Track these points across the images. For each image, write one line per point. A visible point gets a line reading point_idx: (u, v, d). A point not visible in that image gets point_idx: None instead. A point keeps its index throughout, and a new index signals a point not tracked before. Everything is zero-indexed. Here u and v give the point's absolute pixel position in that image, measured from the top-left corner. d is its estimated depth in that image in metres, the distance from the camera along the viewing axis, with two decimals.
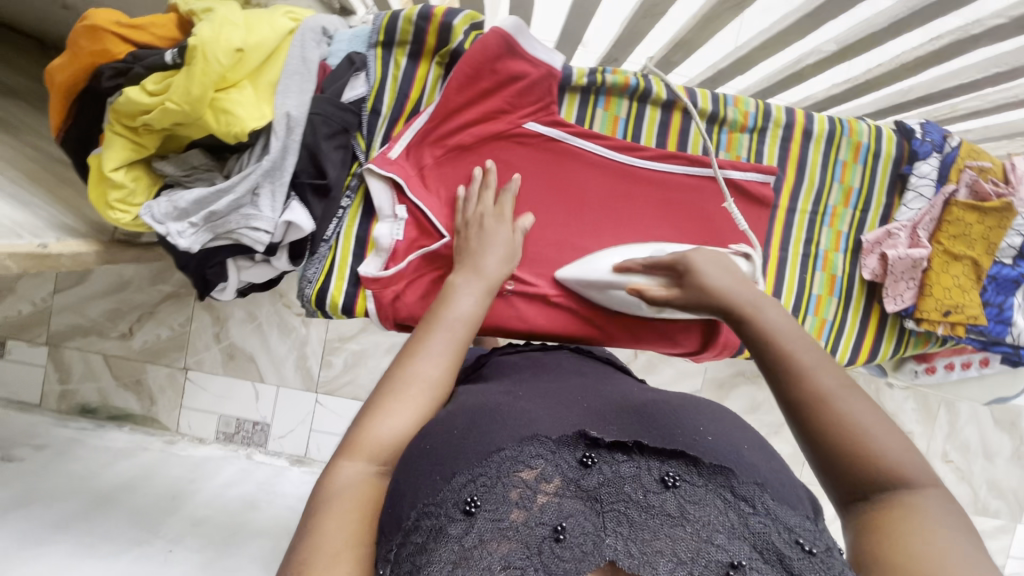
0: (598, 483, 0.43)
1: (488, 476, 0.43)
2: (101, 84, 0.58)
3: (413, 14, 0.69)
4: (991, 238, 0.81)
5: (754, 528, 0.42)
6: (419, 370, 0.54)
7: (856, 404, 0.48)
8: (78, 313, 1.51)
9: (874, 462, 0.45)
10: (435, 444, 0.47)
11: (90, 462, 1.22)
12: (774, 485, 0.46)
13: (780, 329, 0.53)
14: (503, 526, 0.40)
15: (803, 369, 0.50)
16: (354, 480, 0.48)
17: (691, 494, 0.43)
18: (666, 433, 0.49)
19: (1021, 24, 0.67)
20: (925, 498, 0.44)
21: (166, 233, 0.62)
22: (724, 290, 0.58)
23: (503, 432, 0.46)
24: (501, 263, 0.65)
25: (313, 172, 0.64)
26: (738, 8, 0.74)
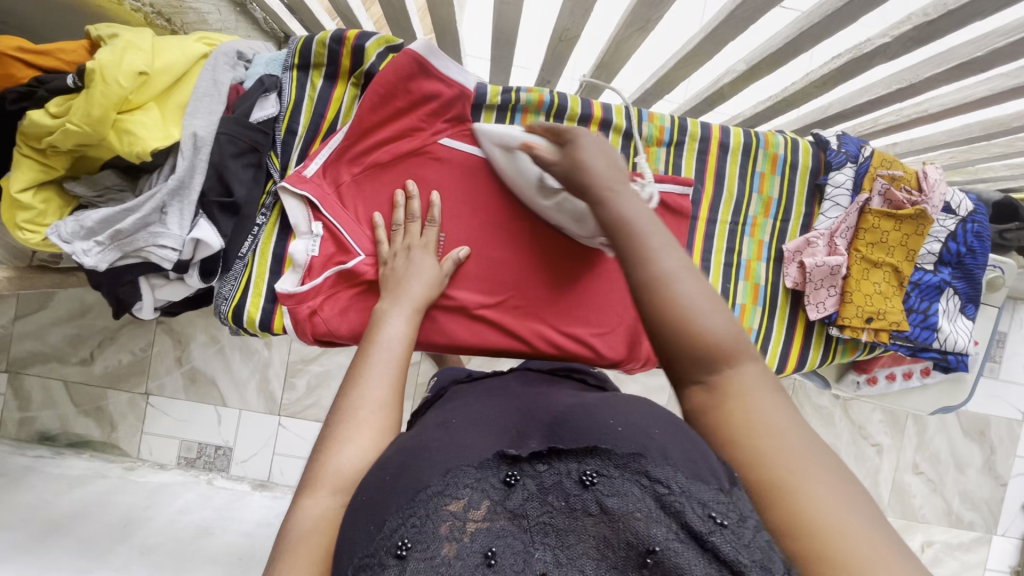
0: (525, 500, 0.37)
1: (417, 516, 0.37)
2: (5, 107, 0.60)
3: (327, 37, 0.71)
4: (909, 245, 0.82)
5: (672, 510, 0.36)
6: (366, 394, 0.53)
7: (687, 283, 0.47)
8: (38, 340, 1.50)
9: (704, 346, 0.46)
10: (371, 492, 0.43)
11: (41, 490, 1.20)
12: (699, 463, 0.39)
13: (632, 215, 0.51)
14: (436, 564, 0.34)
15: (648, 252, 0.48)
16: (318, 519, 0.45)
17: (610, 488, 0.37)
18: (568, 434, 0.42)
19: (905, 45, 0.68)
20: (745, 374, 0.46)
21: (71, 253, 0.62)
22: (591, 171, 0.56)
23: (431, 466, 0.41)
24: (425, 288, 0.67)
25: (222, 191, 0.66)
26: (642, 32, 0.77)
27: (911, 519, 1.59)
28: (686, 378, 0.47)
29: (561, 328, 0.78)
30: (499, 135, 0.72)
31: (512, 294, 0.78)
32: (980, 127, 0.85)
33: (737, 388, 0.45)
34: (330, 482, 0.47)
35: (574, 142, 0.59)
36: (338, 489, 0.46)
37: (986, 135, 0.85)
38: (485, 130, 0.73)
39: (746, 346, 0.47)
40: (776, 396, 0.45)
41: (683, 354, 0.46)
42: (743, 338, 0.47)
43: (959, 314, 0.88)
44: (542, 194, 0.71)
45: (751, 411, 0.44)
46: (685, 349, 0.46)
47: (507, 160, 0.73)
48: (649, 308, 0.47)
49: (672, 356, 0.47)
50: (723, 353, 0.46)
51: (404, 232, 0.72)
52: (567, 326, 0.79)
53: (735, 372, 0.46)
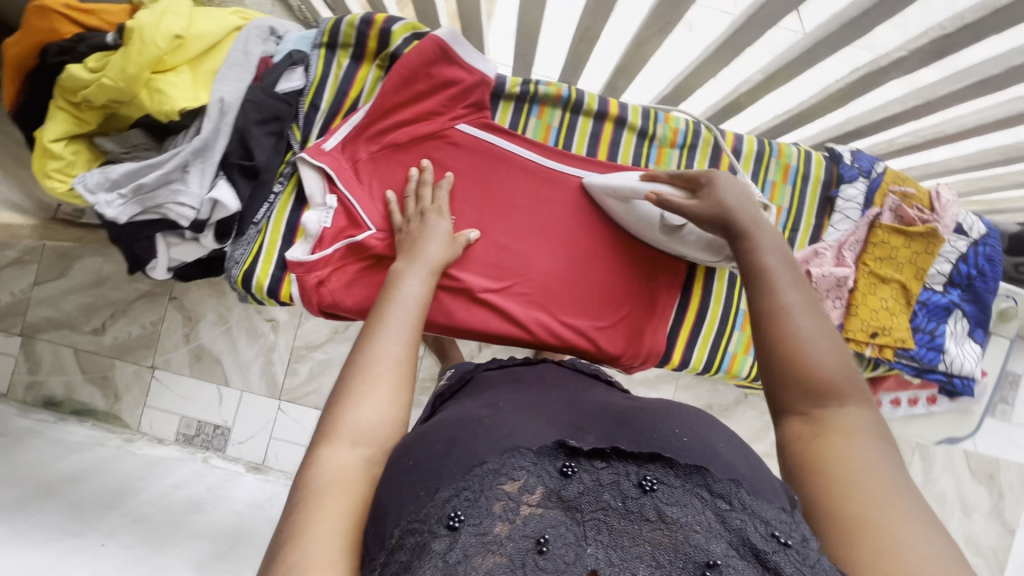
0: (581, 492, 0.39)
1: (471, 490, 0.38)
2: (48, 60, 0.63)
3: (356, 19, 0.74)
4: (919, 263, 0.82)
5: (731, 525, 0.38)
6: (381, 349, 0.54)
7: (806, 320, 0.53)
8: (53, 305, 1.54)
9: (810, 375, 0.50)
10: (419, 459, 0.44)
11: (42, 453, 1.21)
12: (758, 484, 0.42)
13: (764, 251, 0.58)
14: (488, 540, 0.35)
15: (776, 284, 0.55)
16: (336, 470, 0.46)
17: (670, 497, 0.39)
18: (631, 437, 0.45)
19: (921, 58, 0.69)
20: (849, 416, 0.48)
21: (95, 203, 0.64)
22: (734, 209, 0.60)
23: (484, 444, 0.43)
24: (442, 251, 0.67)
25: (243, 154, 0.69)
26: (664, 33, 0.79)
27: None
28: (789, 409, 0.50)
29: (563, 320, 0.79)
30: (611, 186, 0.74)
31: (518, 281, 0.78)
32: (996, 153, 0.84)
33: (841, 427, 0.47)
34: (347, 434, 0.48)
35: (714, 183, 0.63)
36: (357, 442, 0.48)
37: (1003, 159, 0.83)
38: (596, 184, 0.77)
39: (861, 394, 0.50)
40: (881, 441, 0.46)
41: (792, 379, 0.50)
42: (859, 386, 0.50)
43: (966, 338, 0.88)
44: (664, 232, 0.73)
45: (853, 448, 0.45)
46: (797, 379, 0.50)
47: (626, 209, 0.75)
48: (765, 338, 0.53)
49: (782, 382, 0.51)
50: (836, 391, 0.49)
51: (416, 195, 0.73)
52: (568, 318, 0.79)
53: (843, 411, 0.48)
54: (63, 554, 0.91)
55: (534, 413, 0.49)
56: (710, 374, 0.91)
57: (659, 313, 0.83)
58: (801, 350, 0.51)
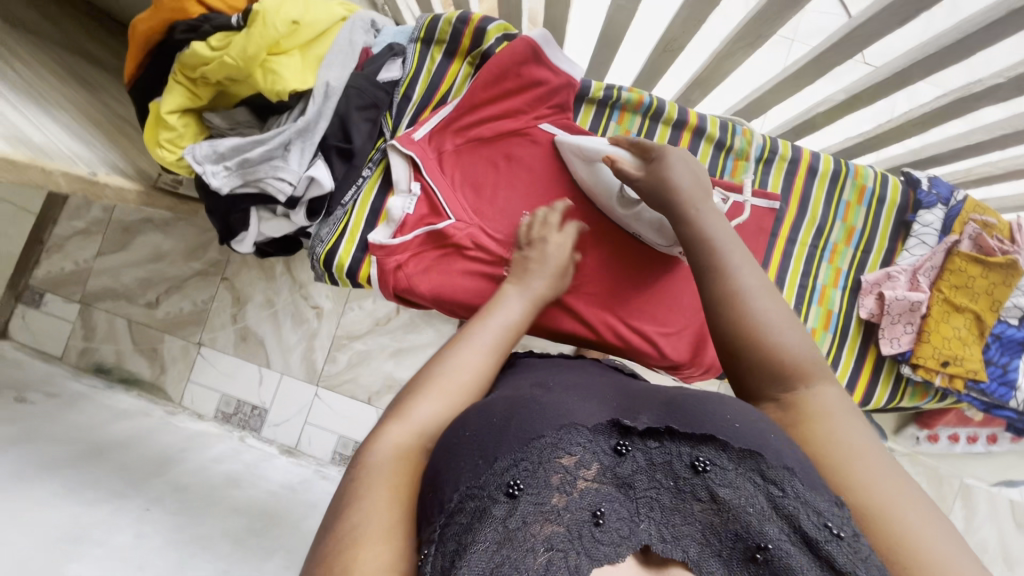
0: (635, 471, 0.40)
1: (530, 461, 0.38)
2: (174, 37, 0.67)
3: (453, 17, 0.77)
4: (996, 295, 0.81)
5: (784, 511, 0.38)
6: (465, 358, 0.55)
7: (761, 300, 0.51)
8: (112, 277, 1.60)
9: (774, 355, 0.49)
10: (475, 430, 0.42)
11: (92, 417, 1.24)
12: (811, 474, 0.41)
13: (711, 233, 0.56)
14: (546, 510, 0.36)
15: (727, 267, 0.53)
16: (394, 447, 0.46)
17: (723, 479, 0.39)
18: (683, 417, 0.43)
19: (1017, 86, 0.68)
20: (819, 394, 0.48)
21: (201, 172, 0.69)
22: (676, 188, 0.60)
23: (539, 418, 0.42)
24: (548, 284, 0.68)
25: (341, 138, 0.72)
26: (750, 48, 0.80)
27: None
28: (761, 393, 0.50)
29: (629, 322, 0.80)
30: (580, 146, 0.75)
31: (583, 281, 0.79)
32: None
33: (815, 411, 0.47)
34: (412, 424, 0.48)
35: (664, 159, 0.63)
36: (424, 434, 0.48)
37: None
38: (567, 141, 0.76)
39: (823, 370, 0.50)
40: (852, 414, 0.47)
41: (758, 367, 0.49)
42: (817, 360, 0.50)
43: None
44: (620, 205, 0.74)
45: (832, 431, 0.45)
46: (764, 366, 0.49)
47: (589, 171, 0.76)
48: (726, 320, 0.51)
49: (749, 368, 0.49)
50: (800, 373, 0.49)
51: (540, 220, 0.74)
52: (633, 321, 0.80)
53: (811, 391, 0.48)
54: (112, 512, 0.92)
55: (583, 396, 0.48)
56: None
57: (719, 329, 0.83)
58: (759, 333, 0.49)
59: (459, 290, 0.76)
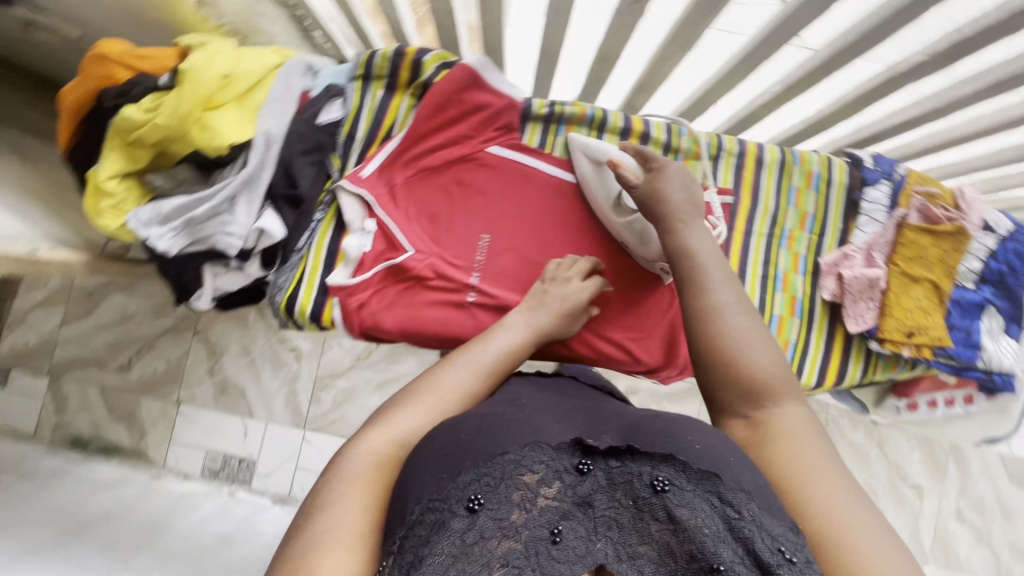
0: (595, 491, 0.41)
1: (492, 476, 0.39)
2: (105, 104, 0.66)
3: (389, 52, 0.77)
4: (949, 261, 0.83)
5: (740, 535, 0.38)
6: (454, 376, 0.55)
7: (734, 317, 0.56)
8: (81, 345, 1.54)
9: (743, 374, 0.52)
10: (442, 443, 0.44)
11: (71, 494, 1.17)
12: (768, 495, 0.41)
13: (691, 248, 0.61)
14: (505, 526, 0.38)
15: (706, 283, 0.58)
16: (370, 452, 0.47)
17: (681, 499, 0.39)
18: (643, 435, 0.44)
19: (941, 61, 0.71)
20: (786, 416, 0.51)
21: (147, 237, 0.67)
22: (668, 200, 0.65)
23: (507, 435, 0.43)
24: (553, 322, 0.67)
25: (287, 184, 0.71)
26: (682, 52, 0.82)
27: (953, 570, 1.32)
28: (732, 410, 0.53)
29: (600, 332, 0.80)
30: (589, 146, 0.76)
31: None
32: (1014, 152, 0.83)
33: (779, 428, 0.50)
34: (393, 433, 0.49)
35: (662, 172, 0.68)
36: (404, 443, 0.49)
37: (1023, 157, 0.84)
38: (578, 140, 0.77)
39: (793, 391, 0.53)
40: (815, 438, 0.49)
41: (730, 384, 0.53)
42: (788, 380, 0.53)
43: (1003, 334, 0.86)
44: (615, 211, 0.76)
45: (795, 453, 0.48)
46: (733, 383, 0.53)
47: (594, 172, 0.77)
48: (703, 338, 0.55)
49: (719, 385, 0.54)
50: (769, 392, 0.52)
51: (567, 266, 0.75)
52: (604, 330, 0.80)
53: (780, 410, 0.51)
54: None
55: (559, 417, 0.49)
56: None
57: None
58: (733, 348, 0.54)
59: (426, 321, 0.75)
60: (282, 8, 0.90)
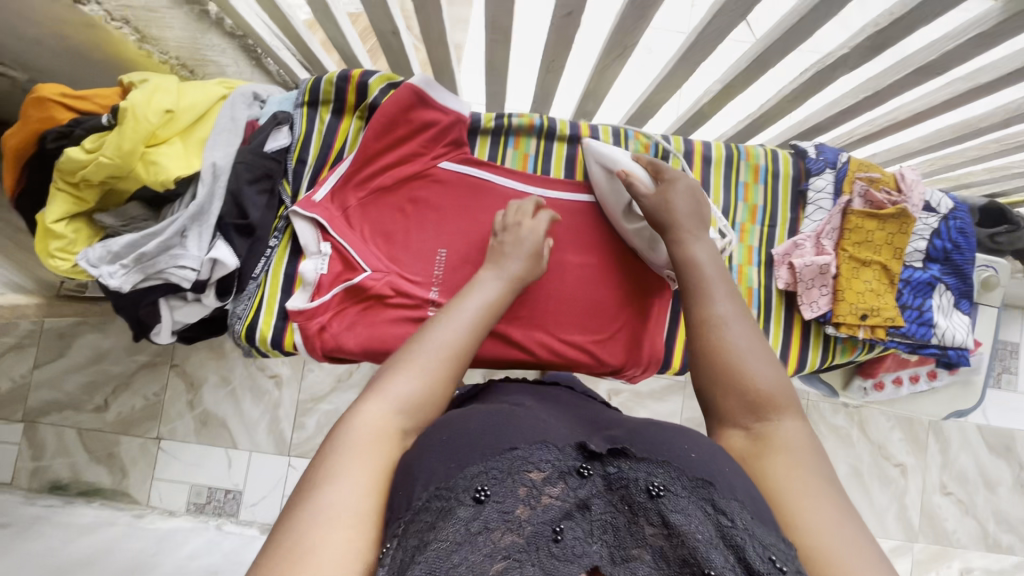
0: (593, 495, 0.40)
1: (499, 470, 0.40)
2: (46, 146, 0.67)
3: (334, 77, 0.79)
4: (895, 243, 0.86)
5: (732, 542, 0.37)
6: (443, 337, 0.55)
7: (738, 329, 0.56)
8: (53, 387, 1.42)
9: (747, 382, 0.52)
10: (451, 436, 0.43)
11: (53, 538, 1.04)
12: (762, 508, 0.41)
13: (698, 260, 0.63)
14: (509, 519, 0.37)
15: (711, 294, 0.59)
16: (370, 423, 0.46)
17: (676, 505, 0.38)
18: (640, 442, 0.44)
19: (861, 53, 0.73)
20: (784, 429, 0.50)
21: (98, 276, 0.67)
22: (674, 211, 0.67)
23: (515, 432, 0.43)
24: (524, 267, 0.67)
25: (237, 215, 0.72)
26: (622, 58, 0.84)
27: (943, 546, 1.34)
28: (732, 421, 0.52)
29: (562, 337, 0.81)
30: (603, 154, 0.78)
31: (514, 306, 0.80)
32: (950, 132, 0.86)
33: (778, 440, 0.49)
34: (390, 401, 0.48)
35: (674, 184, 0.71)
36: (402, 410, 0.48)
37: (956, 138, 0.86)
38: (593, 147, 0.79)
39: (794, 406, 0.52)
40: (814, 454, 0.48)
41: (730, 392, 0.53)
42: (790, 395, 0.52)
43: (954, 309, 0.90)
44: (625, 218, 0.79)
45: (795, 467, 0.47)
46: (735, 392, 0.52)
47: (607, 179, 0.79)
48: (708, 347, 0.56)
49: (721, 389, 0.53)
50: (772, 402, 0.51)
51: (514, 210, 0.74)
52: (566, 334, 0.81)
53: (780, 423, 0.50)
54: None
55: (565, 423, 0.50)
56: None
57: (655, 318, 0.84)
58: (735, 356, 0.54)
59: (387, 340, 0.76)
60: (232, 39, 0.86)
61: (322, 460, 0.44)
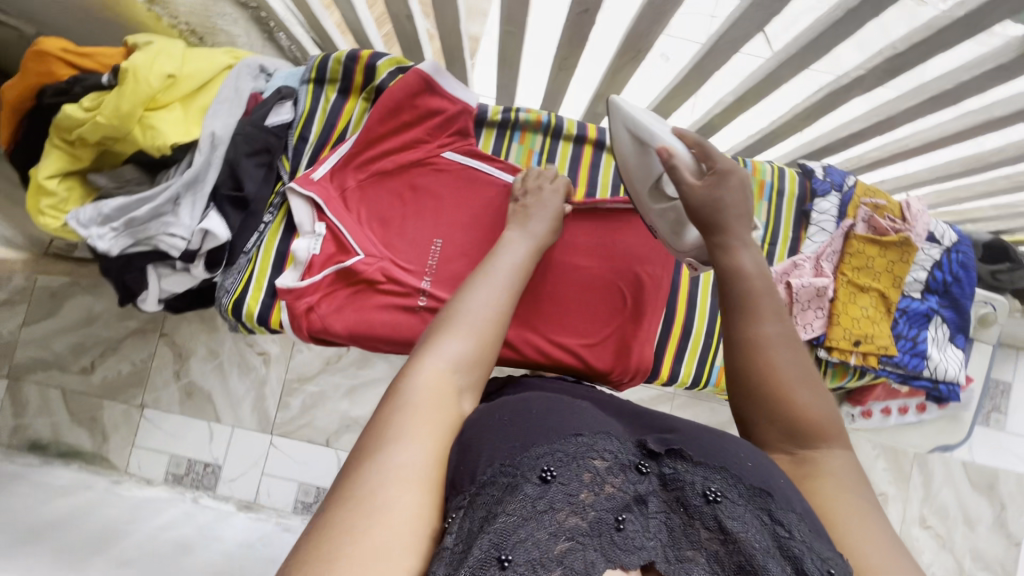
0: (650, 492, 0.40)
1: (565, 452, 0.39)
2: (44, 101, 0.66)
3: (343, 56, 0.78)
4: (896, 272, 0.85)
5: (789, 554, 0.37)
6: (489, 300, 0.52)
7: (785, 353, 0.52)
8: (40, 346, 1.41)
9: (791, 405, 0.49)
10: (513, 415, 0.42)
11: (25, 497, 1.02)
12: (817, 522, 0.40)
13: (746, 269, 0.56)
14: (574, 501, 0.37)
15: (757, 312, 0.53)
16: (426, 384, 0.44)
17: (733, 512, 0.38)
18: (699, 445, 0.43)
19: (878, 76, 0.72)
20: (834, 458, 0.48)
21: (87, 237, 0.66)
22: (722, 208, 0.59)
23: (575, 416, 0.42)
24: (548, 229, 0.67)
25: (233, 186, 0.71)
26: (636, 61, 0.83)
27: None
28: (773, 446, 0.50)
29: (552, 337, 0.80)
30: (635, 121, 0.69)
31: None
32: (959, 164, 0.85)
33: (828, 468, 0.47)
34: (442, 363, 0.46)
35: (726, 178, 0.61)
36: (454, 370, 0.46)
37: (966, 170, 0.84)
38: (624, 111, 0.70)
39: (841, 435, 0.50)
40: (861, 484, 0.47)
41: (774, 416, 0.49)
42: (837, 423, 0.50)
43: (949, 343, 0.89)
44: (652, 196, 0.72)
45: (842, 491, 0.45)
46: (782, 416, 0.49)
47: (634, 149, 0.71)
48: (753, 371, 0.51)
49: (765, 415, 0.50)
50: (820, 431, 0.48)
51: (535, 176, 0.76)
52: (557, 335, 0.80)
53: (830, 452, 0.48)
54: None
55: None
56: (699, 388, 0.91)
57: (647, 329, 0.82)
58: (779, 379, 0.50)
59: (376, 324, 0.75)
60: (244, 10, 0.86)
61: (384, 421, 0.40)
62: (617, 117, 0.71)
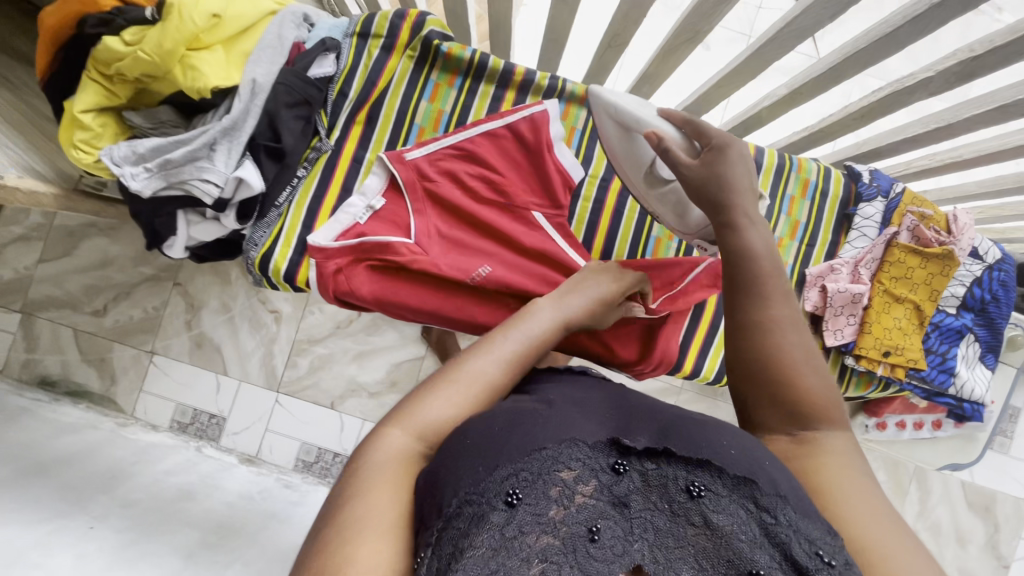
0: (631, 492, 0.38)
1: (530, 472, 0.36)
2: (84, 31, 0.63)
3: (390, 12, 0.76)
4: (934, 285, 0.83)
5: (776, 540, 0.36)
6: (483, 365, 0.49)
7: (792, 334, 0.50)
8: (54, 284, 1.41)
9: (794, 386, 0.48)
10: (476, 439, 0.39)
11: (33, 432, 1.03)
12: (806, 501, 0.39)
13: (755, 249, 0.53)
14: (543, 521, 0.35)
15: (770, 295, 0.51)
16: (392, 451, 0.41)
17: (717, 505, 0.37)
18: (680, 438, 0.41)
19: (947, 79, 0.69)
20: (835, 438, 0.47)
21: (120, 175, 0.65)
22: (729, 186, 0.56)
23: (541, 429, 0.40)
24: (584, 309, 0.63)
25: (270, 137, 0.70)
26: (691, 44, 0.79)
27: None
28: (770, 426, 0.48)
29: None
30: (619, 111, 0.68)
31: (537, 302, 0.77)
32: (1013, 180, 0.82)
33: (827, 450, 0.46)
34: (415, 427, 0.43)
35: (724, 152, 0.57)
36: (425, 438, 0.43)
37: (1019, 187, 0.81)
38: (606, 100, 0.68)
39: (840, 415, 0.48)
40: (862, 463, 0.45)
41: (780, 400, 0.48)
42: (836, 401, 0.48)
43: (978, 362, 0.88)
44: (649, 182, 0.70)
45: (846, 473, 0.44)
46: (783, 399, 0.48)
47: (623, 139, 0.70)
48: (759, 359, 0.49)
49: (767, 397, 0.48)
50: (819, 412, 0.47)
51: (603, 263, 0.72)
52: None
53: (831, 434, 0.47)
54: (48, 538, 0.73)
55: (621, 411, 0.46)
56: (719, 383, 0.91)
57: (673, 323, 0.81)
58: (787, 363, 0.49)
59: (401, 290, 0.74)
60: None
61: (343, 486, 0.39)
62: (602, 110, 0.70)
